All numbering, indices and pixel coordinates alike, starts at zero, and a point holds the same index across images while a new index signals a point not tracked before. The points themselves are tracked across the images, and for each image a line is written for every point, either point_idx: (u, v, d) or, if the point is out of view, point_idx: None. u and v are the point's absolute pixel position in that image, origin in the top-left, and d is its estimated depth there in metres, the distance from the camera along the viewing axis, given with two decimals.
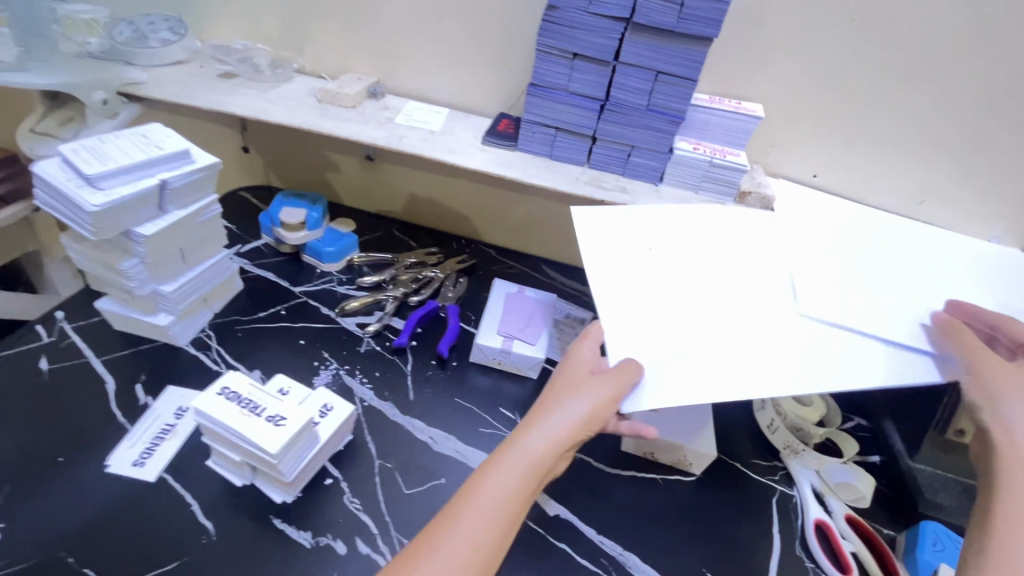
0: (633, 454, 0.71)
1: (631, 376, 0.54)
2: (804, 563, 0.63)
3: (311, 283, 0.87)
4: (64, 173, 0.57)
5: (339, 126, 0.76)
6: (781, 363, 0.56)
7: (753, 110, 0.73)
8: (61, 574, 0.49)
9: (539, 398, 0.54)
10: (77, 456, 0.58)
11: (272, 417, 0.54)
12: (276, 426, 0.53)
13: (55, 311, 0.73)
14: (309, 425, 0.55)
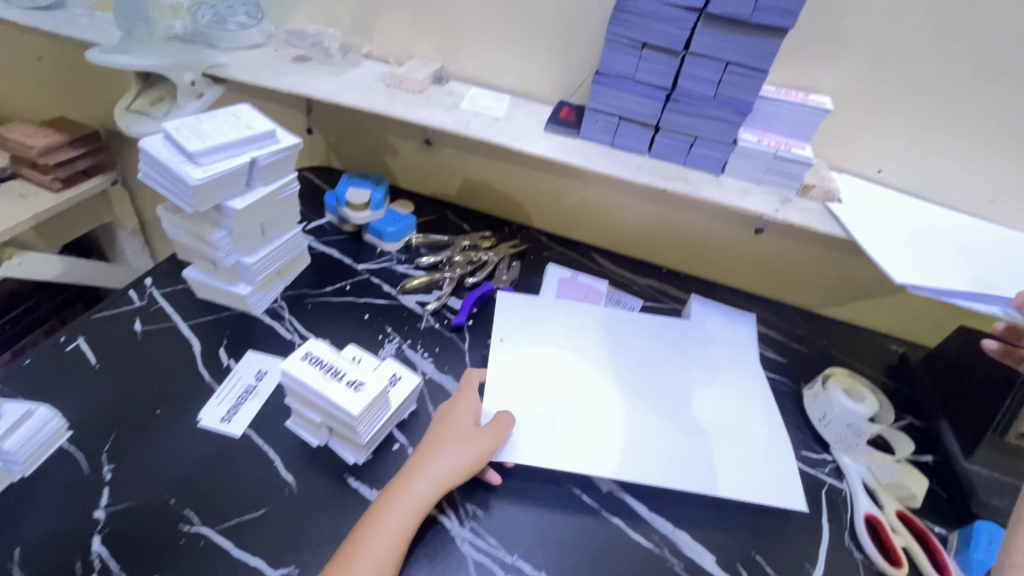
0: None
1: (506, 428, 0.64)
2: (853, 553, 0.64)
3: (372, 261, 0.91)
4: (166, 148, 0.61)
5: (408, 110, 0.79)
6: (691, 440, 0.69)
7: (823, 103, 0.72)
8: (164, 513, 0.54)
9: (425, 442, 0.61)
10: (172, 409, 0.63)
11: (352, 383, 0.58)
12: (357, 392, 0.57)
13: (144, 278, 0.79)
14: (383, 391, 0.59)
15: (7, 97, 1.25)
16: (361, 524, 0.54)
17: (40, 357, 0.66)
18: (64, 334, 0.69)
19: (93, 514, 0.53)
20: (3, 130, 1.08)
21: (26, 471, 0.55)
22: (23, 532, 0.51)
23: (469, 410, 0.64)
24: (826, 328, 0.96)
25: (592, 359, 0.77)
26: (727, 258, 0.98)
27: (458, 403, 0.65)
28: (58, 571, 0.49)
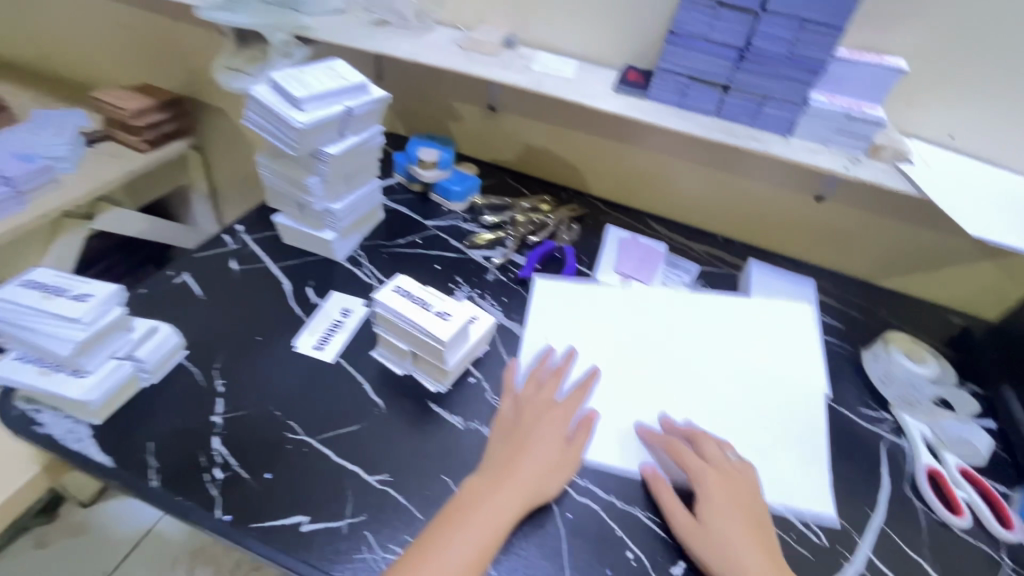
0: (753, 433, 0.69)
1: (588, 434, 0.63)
2: (913, 503, 0.65)
3: (439, 218, 0.95)
4: (274, 96, 0.66)
5: (486, 71, 0.84)
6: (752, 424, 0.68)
7: (899, 64, 0.72)
8: (272, 422, 0.60)
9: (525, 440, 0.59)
10: (271, 336, 0.69)
11: (440, 313, 0.63)
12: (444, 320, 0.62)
13: (236, 224, 0.85)
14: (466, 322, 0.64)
15: (97, 66, 1.34)
16: (456, 508, 0.53)
17: (153, 288, 0.73)
18: (171, 269, 0.76)
19: (211, 418, 0.59)
20: (99, 94, 1.17)
21: (151, 379, 0.61)
22: (153, 429, 0.57)
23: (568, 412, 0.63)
24: (886, 299, 0.96)
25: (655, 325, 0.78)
26: (785, 226, 0.99)
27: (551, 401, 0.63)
28: (186, 462, 0.55)
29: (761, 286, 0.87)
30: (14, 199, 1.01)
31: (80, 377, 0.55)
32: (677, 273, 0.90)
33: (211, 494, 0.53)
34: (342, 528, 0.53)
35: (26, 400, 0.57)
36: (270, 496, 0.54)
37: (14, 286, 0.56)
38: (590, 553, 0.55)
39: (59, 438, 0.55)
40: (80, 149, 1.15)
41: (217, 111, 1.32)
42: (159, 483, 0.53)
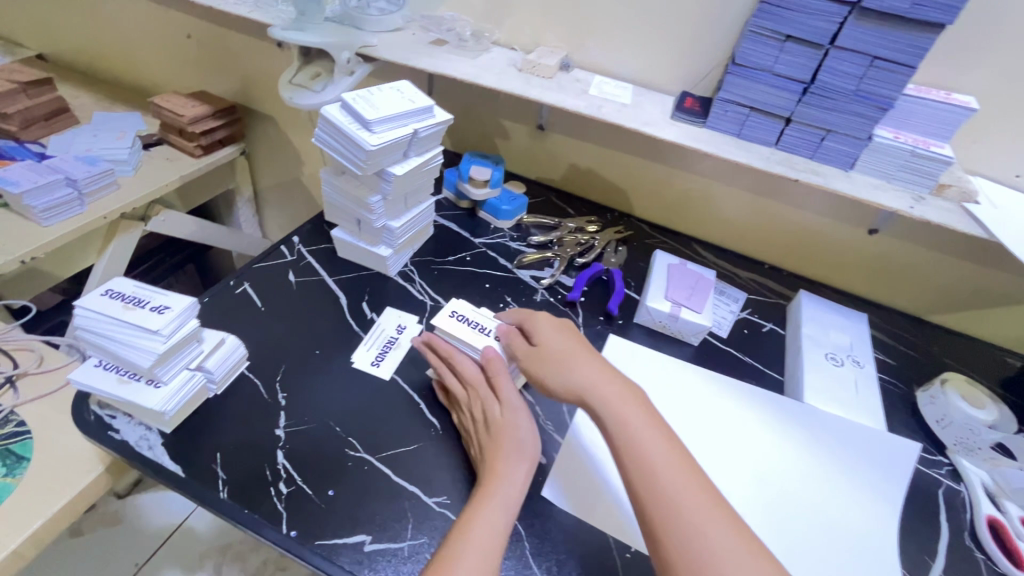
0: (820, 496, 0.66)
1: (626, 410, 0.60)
2: (974, 553, 0.64)
3: (487, 236, 0.96)
4: (344, 117, 0.68)
5: (543, 94, 0.84)
6: (802, 482, 0.67)
7: (968, 103, 0.71)
8: (333, 438, 0.61)
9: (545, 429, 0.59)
10: (329, 350, 0.71)
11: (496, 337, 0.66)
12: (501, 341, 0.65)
13: (292, 236, 0.87)
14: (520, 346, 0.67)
15: (156, 72, 1.39)
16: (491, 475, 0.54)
17: (216, 297, 0.75)
18: (233, 279, 0.78)
19: (275, 431, 0.61)
20: (159, 100, 1.20)
21: (218, 389, 0.63)
22: (220, 440, 0.59)
23: (577, 372, 0.58)
24: (937, 335, 0.94)
25: (705, 371, 0.78)
26: (834, 257, 0.98)
27: (552, 357, 0.60)
28: (252, 474, 0.56)
29: (812, 319, 0.86)
30: (78, 201, 1.03)
31: (156, 388, 0.57)
32: (723, 301, 0.91)
33: (277, 509, 0.54)
34: (403, 550, 0.53)
35: (101, 406, 0.60)
36: (333, 514, 0.55)
37: (96, 296, 0.58)
38: None
39: (133, 445, 0.57)
40: (138, 152, 1.19)
41: (267, 119, 1.36)
42: (227, 495, 0.55)
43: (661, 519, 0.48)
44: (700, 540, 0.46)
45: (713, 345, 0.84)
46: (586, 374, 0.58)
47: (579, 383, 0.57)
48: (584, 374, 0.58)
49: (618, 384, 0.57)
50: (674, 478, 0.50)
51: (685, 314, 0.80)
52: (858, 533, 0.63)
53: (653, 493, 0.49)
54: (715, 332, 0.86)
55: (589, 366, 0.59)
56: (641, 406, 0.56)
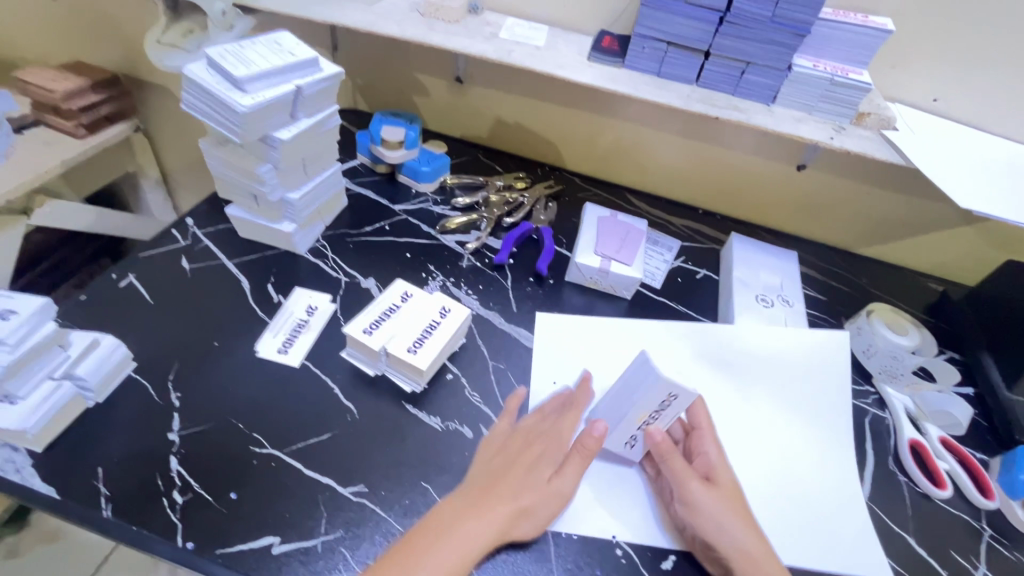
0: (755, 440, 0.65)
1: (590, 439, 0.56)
2: (897, 476, 0.65)
3: (408, 202, 0.90)
4: (211, 76, 0.60)
5: (448, 40, 0.77)
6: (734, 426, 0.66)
7: (884, 24, 0.69)
8: (236, 436, 0.56)
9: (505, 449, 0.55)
10: (230, 341, 0.64)
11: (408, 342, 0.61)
12: (410, 301, 0.66)
13: (185, 218, 0.78)
14: (436, 312, 0.65)
15: (22, 43, 1.22)
16: (485, 507, 0.50)
17: (96, 294, 0.67)
18: (115, 272, 0.70)
19: (168, 436, 0.55)
20: (22, 74, 1.05)
21: (98, 397, 0.56)
22: (103, 454, 0.53)
23: (730, 516, 0.52)
24: (864, 268, 0.95)
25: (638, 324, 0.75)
26: (767, 197, 0.96)
27: (723, 503, 0.53)
28: (142, 487, 0.51)
29: (744, 261, 0.84)
30: None
31: (12, 405, 0.50)
32: (656, 250, 0.88)
33: (171, 521, 0.49)
34: (317, 547, 0.50)
35: None
36: (237, 518, 0.50)
37: None
38: (580, 551, 0.53)
39: None
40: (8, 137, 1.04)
41: (161, 90, 1.22)
42: (112, 513, 0.49)
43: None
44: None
45: (647, 296, 0.82)
46: (733, 514, 0.53)
47: (740, 546, 0.51)
48: (739, 536, 0.51)
49: (745, 519, 0.53)
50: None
51: (615, 267, 0.77)
52: (789, 472, 0.63)
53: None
54: (648, 283, 0.84)
55: (740, 522, 0.52)
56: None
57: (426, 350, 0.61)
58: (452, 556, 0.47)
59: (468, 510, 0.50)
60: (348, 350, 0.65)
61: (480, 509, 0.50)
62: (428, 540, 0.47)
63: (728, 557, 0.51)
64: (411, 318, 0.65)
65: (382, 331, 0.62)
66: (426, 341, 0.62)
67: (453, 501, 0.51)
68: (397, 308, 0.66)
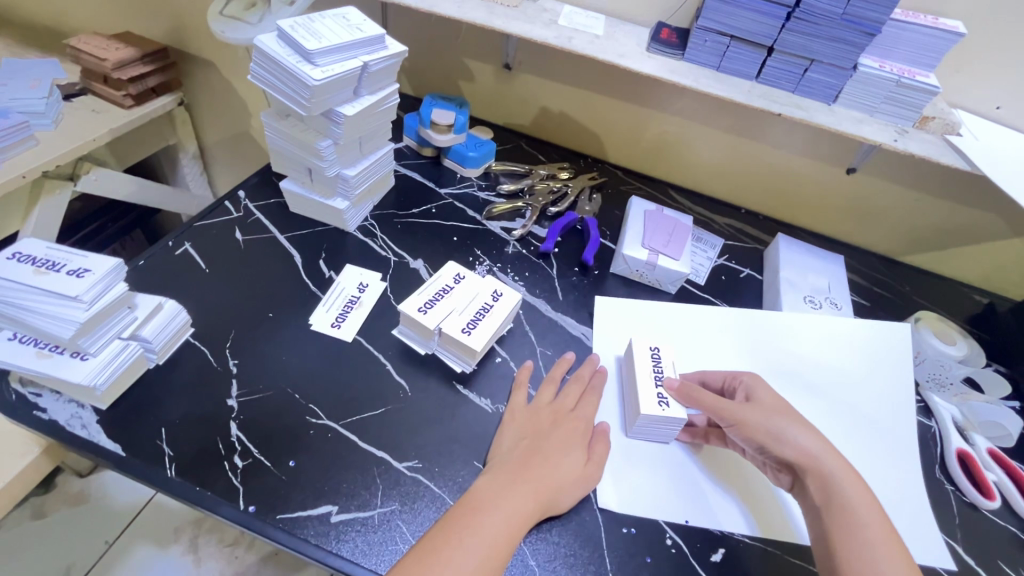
0: None
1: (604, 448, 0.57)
2: (944, 486, 0.65)
3: (453, 187, 0.89)
4: (282, 48, 0.60)
5: (508, 24, 0.76)
6: None
7: (956, 27, 0.67)
8: (292, 406, 0.56)
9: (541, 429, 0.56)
10: (284, 314, 0.65)
11: (462, 322, 0.62)
12: (463, 283, 0.67)
13: (237, 190, 0.79)
14: (488, 295, 0.65)
15: (73, 12, 1.23)
16: (519, 482, 0.51)
17: (154, 260, 0.68)
18: (171, 239, 0.71)
19: (227, 402, 0.56)
20: (75, 42, 1.06)
21: (159, 359, 0.57)
22: (166, 414, 0.54)
23: (789, 424, 0.55)
24: (909, 276, 0.93)
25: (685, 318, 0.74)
26: (813, 199, 0.95)
27: (772, 413, 0.56)
28: (203, 450, 0.52)
29: (790, 262, 0.84)
30: None
31: (83, 360, 0.51)
32: (700, 247, 0.88)
33: (233, 484, 0.50)
34: (373, 518, 0.50)
35: (24, 383, 0.54)
36: (295, 486, 0.51)
37: (1, 260, 0.51)
38: (631, 538, 0.53)
39: (64, 424, 0.52)
40: (57, 103, 1.05)
41: (206, 64, 1.22)
42: (176, 473, 0.50)
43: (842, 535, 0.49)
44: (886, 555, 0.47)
45: (691, 292, 0.81)
46: (795, 425, 0.55)
47: (801, 447, 0.54)
48: (801, 438, 0.54)
49: (808, 427, 0.56)
50: (866, 511, 0.50)
51: (663, 261, 0.77)
52: None
53: (843, 518, 0.50)
54: (692, 279, 0.83)
55: (796, 425, 0.56)
56: (863, 483, 0.52)
57: (480, 331, 0.61)
58: (497, 529, 0.47)
59: (503, 488, 0.50)
60: (399, 329, 0.65)
61: (518, 484, 0.50)
62: (468, 517, 0.47)
63: (791, 459, 0.54)
64: (464, 300, 0.65)
65: (436, 310, 0.62)
66: (479, 323, 0.62)
67: (486, 479, 0.51)
68: (450, 289, 0.66)
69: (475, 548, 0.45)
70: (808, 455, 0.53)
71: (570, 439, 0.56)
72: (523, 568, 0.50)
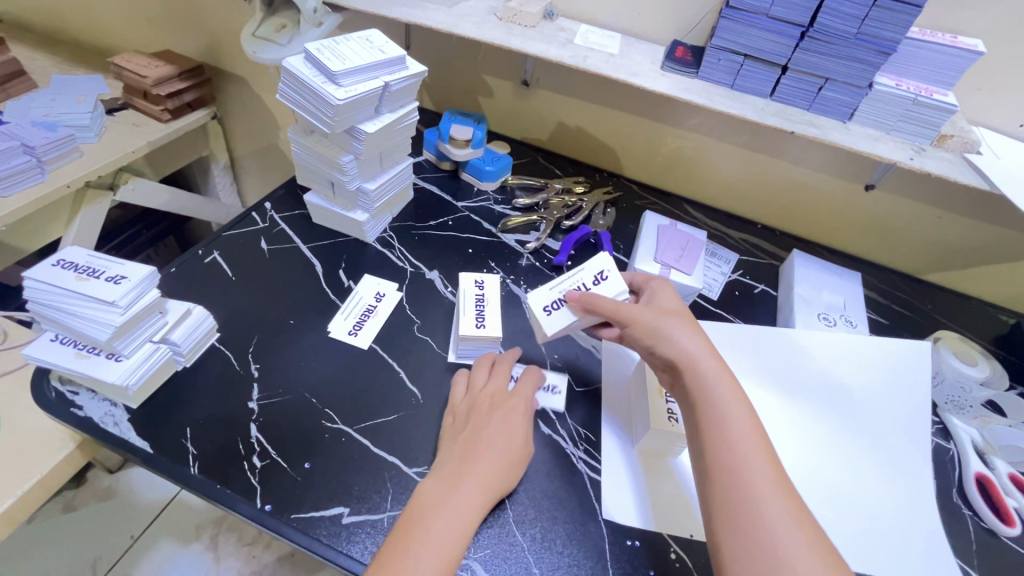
0: (819, 460, 0.64)
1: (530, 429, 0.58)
2: (962, 510, 0.64)
3: (470, 199, 0.92)
4: (308, 69, 0.63)
5: (525, 43, 0.79)
6: (796, 446, 0.64)
7: (975, 45, 0.67)
8: (310, 411, 0.59)
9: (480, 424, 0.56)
10: (304, 321, 0.68)
11: (550, 306, 0.63)
12: (604, 283, 0.64)
13: (264, 202, 0.82)
14: (591, 277, 0.65)
15: (118, 32, 1.31)
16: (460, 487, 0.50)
17: (185, 267, 0.72)
18: (201, 248, 0.74)
19: (248, 405, 0.58)
20: (119, 60, 1.13)
21: (187, 361, 0.60)
22: (191, 415, 0.57)
23: (723, 390, 0.51)
24: (931, 294, 0.92)
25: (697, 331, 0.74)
26: (830, 215, 0.95)
27: (715, 379, 0.52)
28: (224, 450, 0.55)
29: (805, 278, 0.84)
30: (37, 168, 0.98)
31: (117, 361, 0.55)
32: (713, 262, 0.88)
33: (251, 483, 0.53)
34: (383, 521, 0.52)
35: (63, 381, 0.58)
36: (310, 486, 0.53)
37: (47, 266, 0.55)
38: (635, 550, 0.54)
39: (98, 421, 0.56)
40: (101, 118, 1.12)
41: (239, 80, 1.28)
42: (199, 470, 0.53)
43: (732, 521, 0.44)
44: (789, 553, 0.41)
45: (703, 307, 0.82)
46: (727, 389, 0.51)
47: (727, 412, 0.50)
48: (729, 404, 0.50)
49: (742, 397, 0.51)
50: (765, 490, 0.45)
51: (675, 276, 0.78)
52: (852, 494, 0.62)
53: (720, 495, 0.46)
54: (704, 294, 0.84)
55: (736, 400, 0.51)
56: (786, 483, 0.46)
57: (560, 314, 0.63)
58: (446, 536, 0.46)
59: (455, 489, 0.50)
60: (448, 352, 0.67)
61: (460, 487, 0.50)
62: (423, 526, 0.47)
63: (705, 416, 0.50)
64: (570, 287, 0.65)
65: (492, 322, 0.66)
66: (562, 307, 0.63)
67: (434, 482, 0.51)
68: (586, 288, 0.64)
69: (437, 547, 0.45)
70: (723, 421, 0.49)
71: (504, 421, 0.56)
72: None
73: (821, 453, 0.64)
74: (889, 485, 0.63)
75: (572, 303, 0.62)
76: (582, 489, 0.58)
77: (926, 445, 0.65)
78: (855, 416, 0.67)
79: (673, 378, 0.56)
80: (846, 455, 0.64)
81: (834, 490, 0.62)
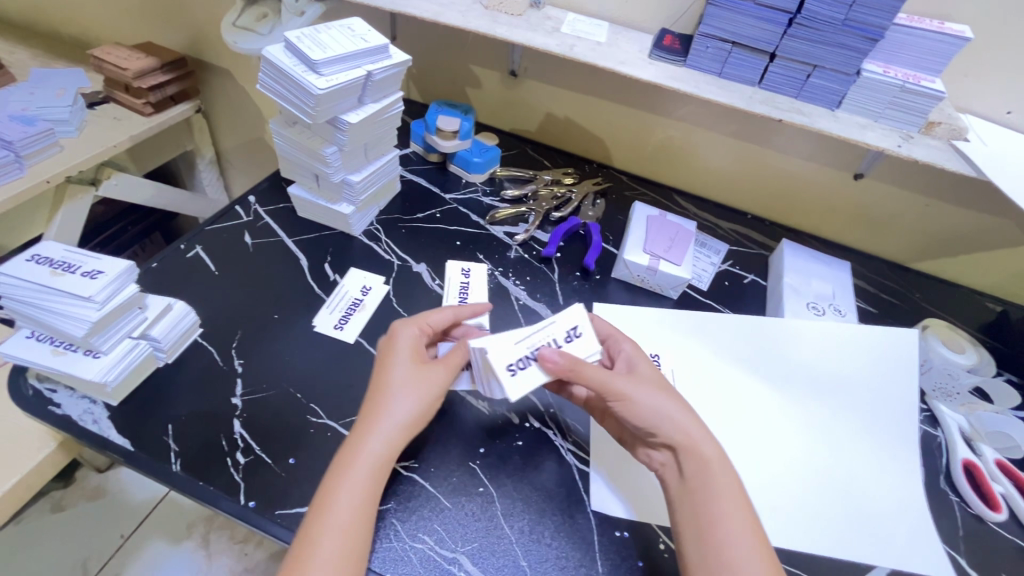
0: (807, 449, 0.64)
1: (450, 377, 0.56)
2: (949, 496, 0.64)
3: (458, 191, 0.91)
4: (289, 59, 0.62)
5: (510, 32, 0.78)
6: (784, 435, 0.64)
7: (962, 31, 0.66)
8: (294, 406, 0.58)
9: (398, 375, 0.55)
10: (289, 315, 0.67)
11: (515, 365, 0.53)
12: (576, 341, 0.56)
13: (247, 195, 0.81)
14: (564, 333, 0.57)
15: (99, 25, 1.28)
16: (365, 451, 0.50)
17: (166, 262, 0.70)
18: (183, 243, 0.73)
19: (232, 401, 0.57)
20: (99, 52, 1.10)
21: (168, 358, 0.59)
22: (172, 412, 0.56)
23: (725, 488, 0.49)
24: (919, 282, 0.92)
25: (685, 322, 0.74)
26: (819, 205, 0.95)
27: (713, 475, 0.50)
28: (207, 446, 0.54)
29: (795, 268, 0.84)
30: (15, 163, 0.96)
31: (95, 358, 0.54)
32: (703, 253, 0.88)
33: (235, 480, 0.52)
34: None
35: (40, 379, 0.57)
36: (294, 482, 0.53)
37: (21, 262, 0.54)
38: (624, 541, 0.54)
39: (76, 419, 0.55)
40: (81, 112, 1.09)
41: (223, 73, 1.26)
42: (181, 468, 0.52)
43: None
44: None
45: (693, 297, 0.81)
46: (726, 486, 0.50)
47: (723, 513, 0.48)
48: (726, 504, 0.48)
49: (738, 494, 0.50)
50: None
51: (664, 267, 0.77)
52: (840, 482, 0.62)
53: None
54: (693, 284, 0.83)
55: (731, 499, 0.49)
56: None
57: (527, 374, 0.53)
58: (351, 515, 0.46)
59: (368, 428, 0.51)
60: None
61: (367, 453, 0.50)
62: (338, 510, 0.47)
63: (703, 518, 0.48)
64: (539, 342, 0.55)
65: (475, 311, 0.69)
66: (530, 365, 0.53)
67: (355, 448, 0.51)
68: (557, 345, 0.56)
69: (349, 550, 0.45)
70: (722, 523, 0.47)
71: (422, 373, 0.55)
72: (514, 568, 0.51)
73: (809, 441, 0.64)
74: (877, 472, 0.63)
75: (545, 364, 0.53)
76: (572, 483, 0.57)
77: (913, 432, 0.65)
78: (842, 405, 0.67)
79: (672, 461, 0.53)
80: (834, 442, 0.64)
81: (822, 478, 0.62)
